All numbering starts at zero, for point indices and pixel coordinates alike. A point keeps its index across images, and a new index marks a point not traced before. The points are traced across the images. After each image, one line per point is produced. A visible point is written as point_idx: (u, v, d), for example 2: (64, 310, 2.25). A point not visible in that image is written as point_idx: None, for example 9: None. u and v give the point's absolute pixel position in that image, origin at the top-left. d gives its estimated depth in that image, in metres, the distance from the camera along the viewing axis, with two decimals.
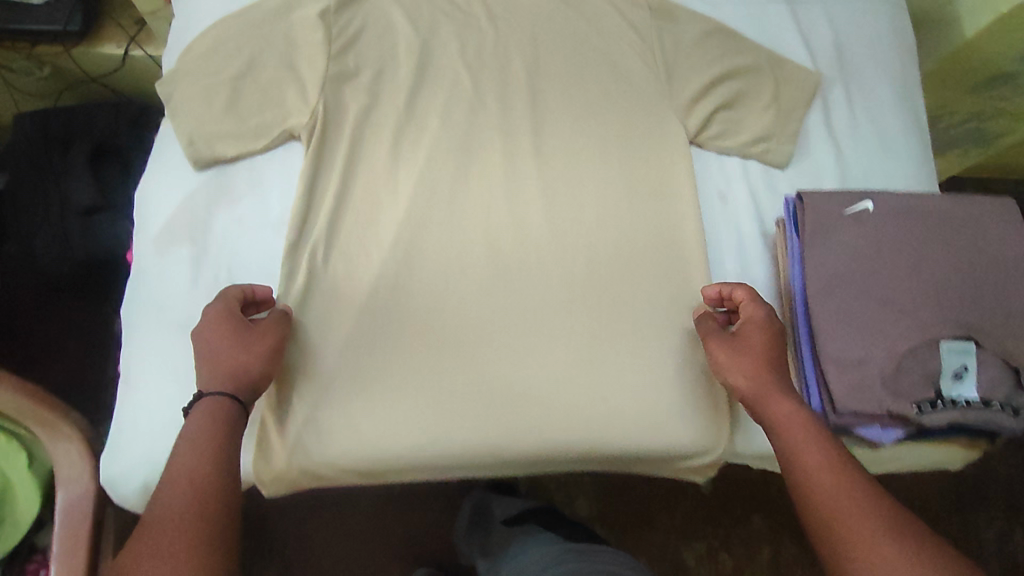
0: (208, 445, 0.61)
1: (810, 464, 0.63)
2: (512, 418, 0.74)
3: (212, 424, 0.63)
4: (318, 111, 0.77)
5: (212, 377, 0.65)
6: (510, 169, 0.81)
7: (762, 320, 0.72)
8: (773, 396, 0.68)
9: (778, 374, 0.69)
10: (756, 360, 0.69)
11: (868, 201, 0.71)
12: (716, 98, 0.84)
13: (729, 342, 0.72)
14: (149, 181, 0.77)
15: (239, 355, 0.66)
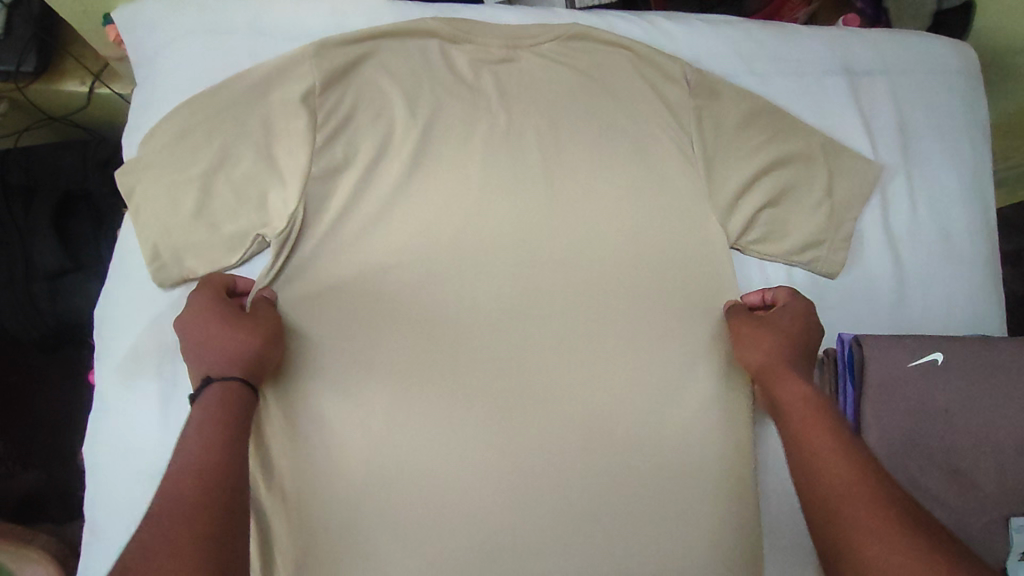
0: (211, 421, 0.51)
1: (815, 445, 0.53)
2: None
3: (218, 402, 0.53)
4: (299, 215, 0.67)
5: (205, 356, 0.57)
6: (523, 276, 0.71)
7: (795, 305, 0.68)
8: (785, 378, 0.61)
9: (801, 356, 0.63)
10: (780, 338, 0.64)
11: (936, 352, 0.62)
12: (761, 194, 0.73)
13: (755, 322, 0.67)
14: (110, 299, 0.67)
15: (233, 331, 0.59)
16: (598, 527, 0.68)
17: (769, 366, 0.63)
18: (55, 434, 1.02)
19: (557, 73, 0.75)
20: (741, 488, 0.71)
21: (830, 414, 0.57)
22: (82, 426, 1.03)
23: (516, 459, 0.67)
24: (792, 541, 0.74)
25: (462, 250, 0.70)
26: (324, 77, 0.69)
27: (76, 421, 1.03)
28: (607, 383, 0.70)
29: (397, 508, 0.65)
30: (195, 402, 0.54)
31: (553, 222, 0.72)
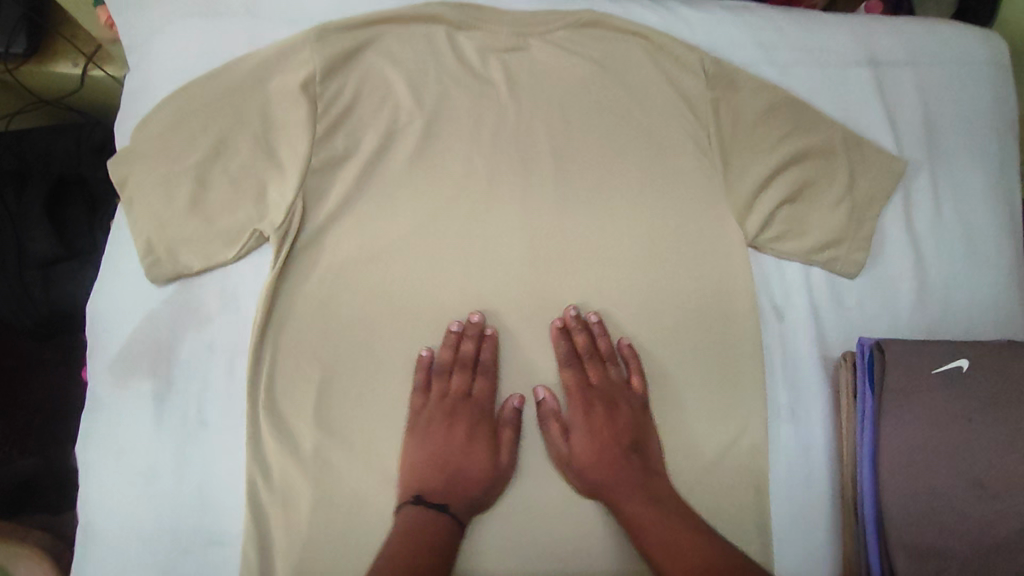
0: (413, 537, 0.57)
1: (672, 558, 0.57)
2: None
3: (412, 522, 0.58)
4: (296, 209, 0.64)
5: (430, 475, 0.62)
6: (534, 274, 0.68)
7: (569, 386, 0.67)
8: (620, 489, 0.62)
9: (633, 461, 0.64)
10: (588, 435, 0.65)
11: (961, 360, 0.60)
12: (781, 190, 0.70)
13: (580, 407, 0.66)
14: (99, 295, 0.64)
15: (466, 437, 0.64)
16: (598, 545, 0.64)
17: (592, 480, 0.64)
18: (52, 423, 0.99)
19: (569, 63, 0.72)
20: (756, 507, 0.66)
21: (684, 523, 0.59)
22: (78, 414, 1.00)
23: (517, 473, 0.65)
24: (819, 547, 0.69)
25: (466, 249, 0.68)
26: (324, 64, 0.65)
27: (75, 410, 1.01)
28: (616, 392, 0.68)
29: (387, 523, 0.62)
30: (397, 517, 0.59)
31: (562, 221, 0.69)
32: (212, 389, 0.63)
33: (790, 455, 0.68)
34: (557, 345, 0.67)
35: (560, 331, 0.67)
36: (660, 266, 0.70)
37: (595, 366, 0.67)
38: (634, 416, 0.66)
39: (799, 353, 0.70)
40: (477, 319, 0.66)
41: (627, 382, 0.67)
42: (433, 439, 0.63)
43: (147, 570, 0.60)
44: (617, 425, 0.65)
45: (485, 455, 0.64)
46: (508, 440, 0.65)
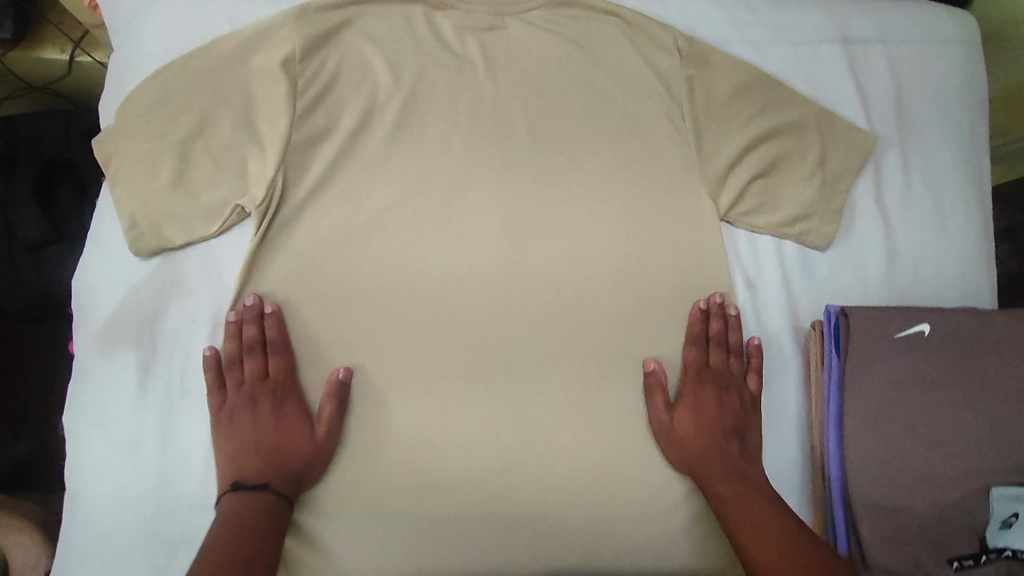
0: (225, 522, 0.56)
1: (756, 526, 0.59)
2: (472, 558, 0.65)
3: (237, 508, 0.57)
4: (276, 184, 0.66)
5: (247, 461, 0.61)
6: (509, 248, 0.70)
7: (693, 367, 0.69)
8: (715, 473, 0.64)
9: (734, 445, 0.66)
10: (699, 415, 0.67)
11: (924, 323, 0.61)
12: (752, 164, 0.72)
13: (693, 387, 0.68)
14: (85, 269, 0.66)
15: (254, 420, 0.63)
16: (568, 509, 0.66)
17: (689, 458, 0.66)
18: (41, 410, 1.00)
19: (545, 41, 0.73)
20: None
21: (774, 503, 0.61)
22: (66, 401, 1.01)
23: (493, 440, 0.66)
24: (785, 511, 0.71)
25: (442, 224, 0.69)
26: (303, 43, 0.67)
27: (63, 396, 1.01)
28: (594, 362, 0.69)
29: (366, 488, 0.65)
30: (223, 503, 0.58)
31: (536, 196, 0.71)
32: (196, 359, 0.64)
33: (763, 421, 0.70)
34: (693, 323, 0.69)
35: (700, 312, 0.69)
36: (632, 239, 0.71)
37: (720, 352, 0.69)
38: (733, 404, 0.68)
39: (771, 324, 0.72)
40: (253, 301, 0.64)
41: (742, 373, 0.69)
42: (242, 428, 0.62)
43: (133, 534, 0.62)
44: (725, 410, 0.67)
45: (303, 433, 0.63)
46: (327, 414, 0.63)
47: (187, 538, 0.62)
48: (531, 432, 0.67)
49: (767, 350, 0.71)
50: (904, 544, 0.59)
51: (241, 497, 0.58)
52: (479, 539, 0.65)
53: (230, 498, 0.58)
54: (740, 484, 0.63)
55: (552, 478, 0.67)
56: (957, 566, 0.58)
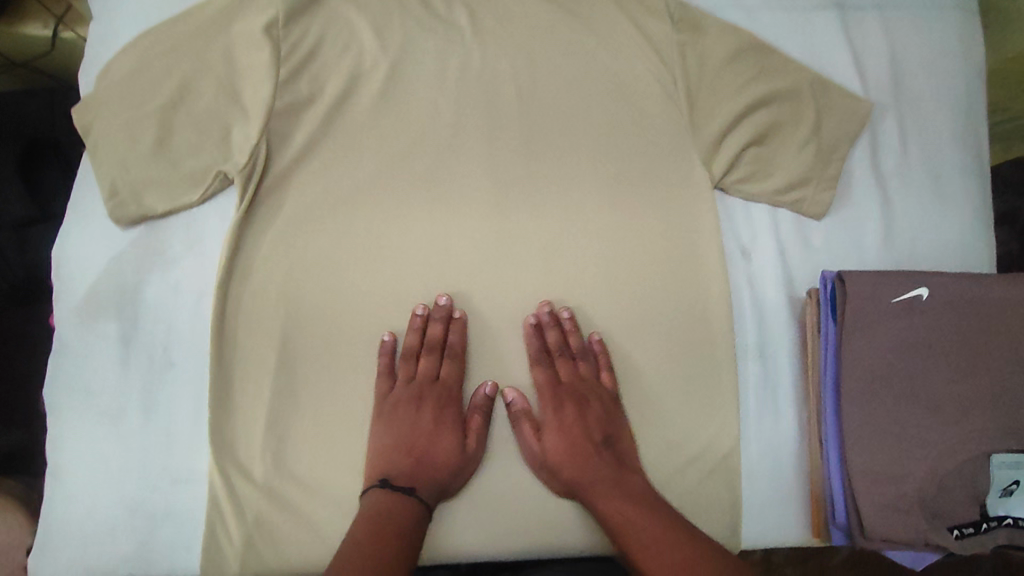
0: (374, 520, 0.57)
1: (650, 550, 0.57)
2: (457, 533, 0.64)
3: (380, 509, 0.58)
4: (260, 152, 0.64)
5: (397, 459, 0.62)
6: (499, 218, 0.68)
7: (538, 382, 0.66)
8: (597, 488, 0.62)
9: (608, 457, 0.64)
10: (559, 431, 0.64)
11: (922, 288, 0.60)
12: (747, 132, 0.70)
13: (550, 399, 0.66)
14: (63, 240, 0.64)
15: (412, 419, 0.64)
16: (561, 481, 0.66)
17: (566, 479, 0.63)
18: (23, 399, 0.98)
19: (535, 7, 0.71)
20: (720, 444, 0.67)
21: (663, 517, 0.60)
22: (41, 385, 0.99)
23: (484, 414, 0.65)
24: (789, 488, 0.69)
25: (431, 193, 0.68)
26: (286, 6, 0.65)
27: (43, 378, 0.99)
28: (585, 334, 0.69)
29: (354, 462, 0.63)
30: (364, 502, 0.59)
31: (528, 165, 0.69)
32: (179, 330, 0.63)
33: (758, 393, 0.68)
34: (529, 342, 0.67)
35: (532, 328, 0.67)
36: (626, 209, 0.70)
37: (566, 363, 0.67)
38: (588, 419, 0.65)
39: (767, 294, 0.70)
40: (444, 301, 0.66)
41: (598, 378, 0.67)
42: (401, 424, 0.63)
43: (116, 508, 0.60)
44: (588, 424, 0.65)
45: (452, 441, 0.64)
46: (477, 429, 0.65)
47: (170, 513, 0.61)
48: (522, 403, 0.67)
49: (762, 321, 0.70)
50: (901, 513, 0.58)
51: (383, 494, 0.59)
52: (464, 512, 0.64)
53: (378, 493, 0.59)
54: (630, 501, 0.60)
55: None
56: (958, 535, 0.57)
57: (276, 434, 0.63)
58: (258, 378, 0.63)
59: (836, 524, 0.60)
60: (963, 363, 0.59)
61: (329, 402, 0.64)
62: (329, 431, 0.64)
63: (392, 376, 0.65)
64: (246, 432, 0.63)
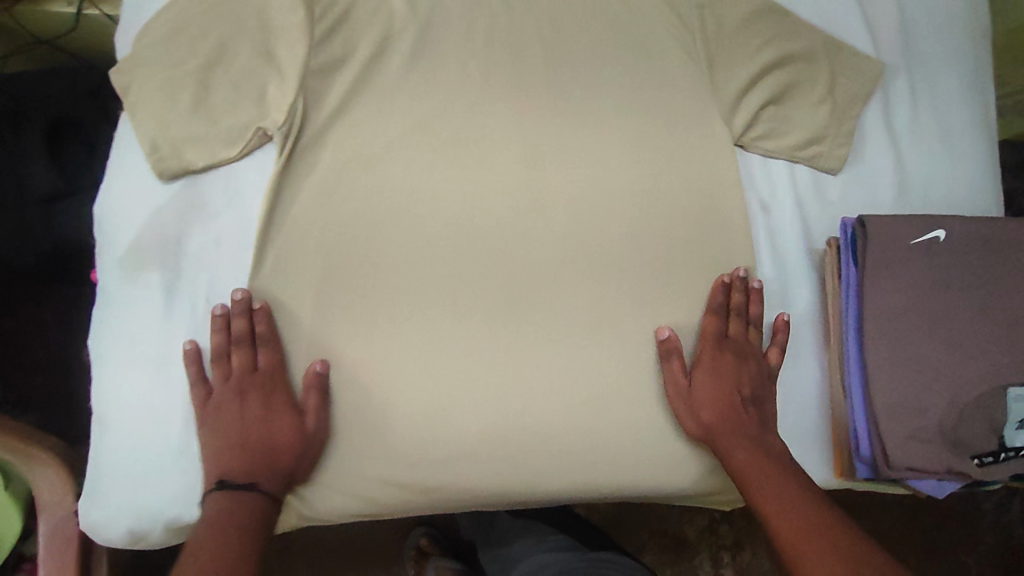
0: (221, 522, 0.57)
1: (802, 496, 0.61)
2: (489, 474, 0.67)
3: (229, 511, 0.58)
4: (296, 109, 0.65)
5: (235, 458, 0.61)
6: (526, 176, 0.71)
7: (712, 337, 0.69)
8: (731, 437, 0.66)
9: (749, 412, 0.68)
10: (719, 386, 0.68)
11: (940, 229, 0.62)
12: (765, 91, 0.73)
13: (715, 352, 0.69)
14: (106, 194, 0.66)
15: (230, 416, 0.62)
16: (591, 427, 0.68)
17: (708, 426, 0.67)
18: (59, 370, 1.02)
19: None
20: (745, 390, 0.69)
21: (783, 471, 0.64)
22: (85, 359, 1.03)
23: (512, 362, 0.68)
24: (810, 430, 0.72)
25: (461, 152, 0.70)
26: None
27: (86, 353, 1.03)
28: (615, 288, 0.71)
29: (388, 407, 0.66)
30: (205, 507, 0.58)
31: (553, 124, 0.72)
32: (221, 280, 0.65)
33: (781, 339, 0.71)
34: (714, 294, 0.70)
35: (723, 284, 0.69)
36: (648, 167, 0.72)
37: (737, 323, 0.70)
38: (750, 379, 0.69)
39: (786, 246, 0.73)
40: (241, 297, 0.62)
41: (760, 345, 0.70)
42: (227, 422, 0.62)
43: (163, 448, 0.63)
44: (741, 378, 0.69)
45: (287, 422, 0.63)
46: (314, 406, 0.64)
47: None
48: (551, 352, 0.69)
49: (782, 271, 0.72)
50: (923, 443, 0.60)
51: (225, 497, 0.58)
52: (497, 455, 0.67)
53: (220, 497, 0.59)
54: (756, 452, 0.65)
55: (569, 396, 0.68)
56: (978, 463, 0.60)
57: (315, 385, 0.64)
58: (299, 329, 0.66)
59: (860, 457, 0.63)
60: (979, 300, 0.61)
61: (366, 351, 0.66)
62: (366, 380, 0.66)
63: (208, 382, 0.63)
64: (285, 380, 0.65)
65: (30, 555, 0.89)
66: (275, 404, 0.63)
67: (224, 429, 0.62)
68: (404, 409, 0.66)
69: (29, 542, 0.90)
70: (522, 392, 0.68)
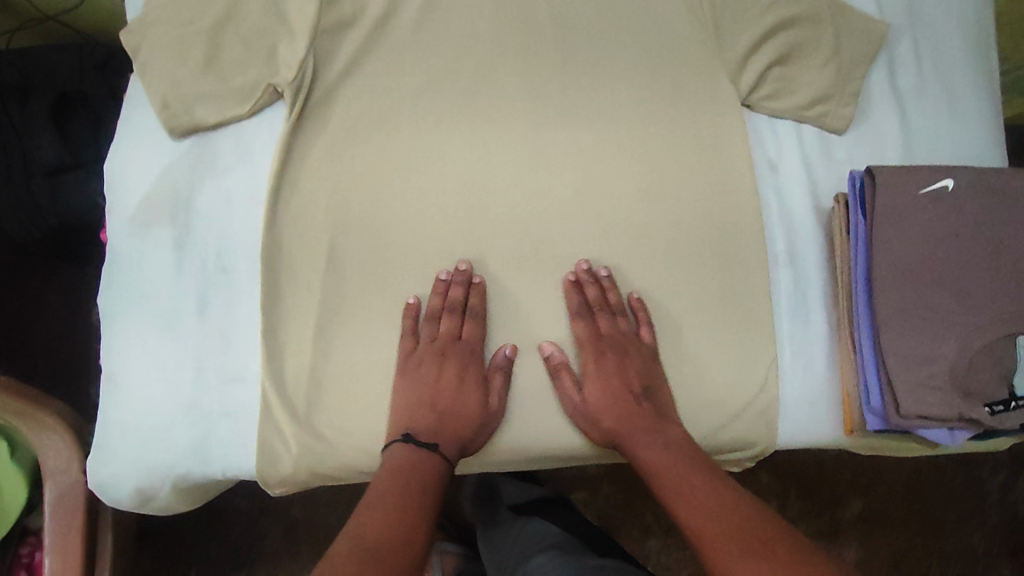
0: (406, 474, 0.60)
1: (706, 487, 0.60)
2: (500, 431, 0.67)
3: (403, 464, 0.60)
4: (306, 67, 0.66)
5: (421, 417, 0.64)
6: (537, 136, 0.71)
7: (581, 335, 0.68)
8: (637, 436, 0.65)
9: (641, 406, 0.66)
10: (613, 384, 0.67)
11: (948, 179, 0.63)
12: (772, 50, 0.73)
13: (594, 349, 0.68)
14: (117, 152, 0.66)
15: (409, 374, 0.65)
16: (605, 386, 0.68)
17: (608, 426, 0.66)
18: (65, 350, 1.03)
19: None
20: (753, 346, 0.70)
21: (697, 462, 0.63)
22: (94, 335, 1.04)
23: (522, 321, 0.68)
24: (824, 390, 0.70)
25: (470, 111, 0.70)
26: None
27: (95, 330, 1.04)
28: (625, 248, 0.70)
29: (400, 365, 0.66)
30: (388, 455, 0.61)
31: (561, 85, 0.72)
32: (232, 236, 0.65)
33: (789, 296, 0.71)
34: (570, 298, 0.68)
35: (572, 285, 0.68)
36: (657, 127, 0.72)
37: (606, 318, 0.68)
38: (616, 377, 0.67)
39: (794, 205, 0.73)
40: (465, 268, 0.67)
41: (636, 335, 0.69)
42: (421, 381, 0.65)
43: (172, 404, 0.62)
44: (628, 374, 0.67)
45: (472, 398, 0.65)
46: (497, 387, 0.66)
47: (226, 411, 0.63)
48: (564, 310, 0.69)
49: (791, 230, 0.72)
50: (934, 390, 0.60)
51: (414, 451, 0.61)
52: (508, 411, 0.67)
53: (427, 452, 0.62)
54: (667, 446, 0.64)
55: (582, 354, 0.68)
56: (989, 411, 0.61)
57: (326, 342, 0.64)
58: (308, 286, 0.65)
59: (871, 408, 0.63)
60: (987, 248, 0.62)
61: (377, 309, 0.66)
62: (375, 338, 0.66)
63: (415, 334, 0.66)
64: (295, 336, 0.64)
65: (35, 529, 0.87)
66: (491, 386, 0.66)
67: (429, 394, 0.65)
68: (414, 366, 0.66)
69: (35, 515, 0.88)
70: (535, 351, 0.68)
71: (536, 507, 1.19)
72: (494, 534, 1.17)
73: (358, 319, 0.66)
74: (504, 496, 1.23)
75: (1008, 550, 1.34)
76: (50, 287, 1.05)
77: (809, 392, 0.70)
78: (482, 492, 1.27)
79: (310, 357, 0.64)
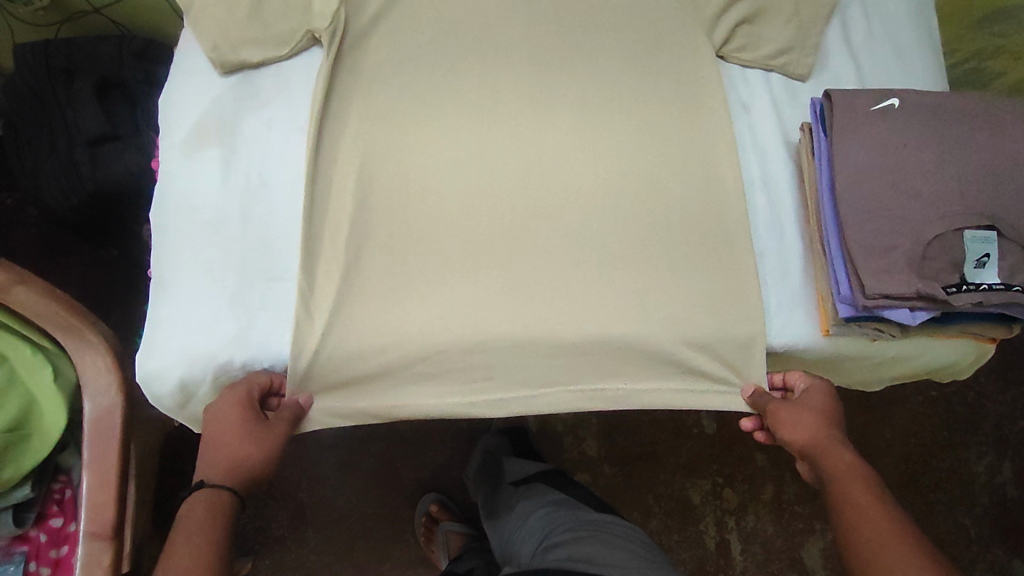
0: (207, 512, 0.64)
1: (887, 512, 0.65)
2: (507, 331, 0.73)
3: (202, 504, 0.64)
4: (340, 17, 0.76)
5: (215, 460, 0.67)
6: (540, 79, 0.80)
7: (818, 388, 0.77)
8: (830, 450, 0.71)
9: (839, 434, 0.73)
10: (821, 417, 0.73)
11: (893, 99, 0.74)
12: (742, 10, 0.82)
13: (819, 399, 0.76)
14: (173, 89, 0.76)
15: (223, 420, 0.68)
16: (601, 294, 0.75)
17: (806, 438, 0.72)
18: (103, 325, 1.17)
19: None
20: (737, 257, 0.77)
21: (874, 485, 0.68)
22: (129, 318, 1.18)
23: (527, 236, 0.76)
24: (800, 298, 0.78)
25: (480, 58, 0.80)
26: None
27: (120, 314, 1.18)
28: (619, 174, 0.79)
29: (417, 270, 0.73)
30: (187, 506, 0.64)
31: (559, 38, 0.82)
32: (273, 159, 0.75)
33: (765, 214, 0.80)
34: (623, 223, 0.77)
35: (570, 208, 0.77)
36: (644, 73, 0.82)
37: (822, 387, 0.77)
38: (837, 420, 0.75)
39: (766, 138, 0.83)
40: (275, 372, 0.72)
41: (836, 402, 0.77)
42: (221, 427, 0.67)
43: (218, 300, 0.70)
44: (831, 419, 0.74)
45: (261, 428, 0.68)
46: (286, 415, 0.70)
47: (267, 305, 0.71)
48: (565, 227, 0.77)
49: (766, 159, 0.82)
50: (895, 273, 0.69)
51: (201, 498, 0.65)
52: (521, 316, 0.74)
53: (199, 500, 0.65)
54: (859, 464, 0.69)
55: (582, 264, 0.76)
56: (945, 291, 0.69)
57: (357, 250, 0.73)
58: (339, 202, 0.74)
59: (843, 297, 0.73)
60: (933, 153, 0.72)
61: (397, 226, 0.74)
62: (398, 248, 0.73)
63: (228, 395, 0.69)
64: (330, 245, 0.73)
65: (67, 468, 0.88)
66: (271, 421, 0.69)
67: (220, 432, 0.68)
68: (433, 273, 0.73)
69: (66, 453, 0.88)
70: (538, 263, 0.75)
71: (536, 479, 1.19)
72: (494, 505, 1.18)
73: (382, 233, 0.74)
74: (508, 470, 1.23)
75: (998, 528, 1.37)
76: (85, 278, 1.19)
77: (788, 297, 0.78)
78: (486, 465, 1.26)
79: (344, 261, 0.72)
